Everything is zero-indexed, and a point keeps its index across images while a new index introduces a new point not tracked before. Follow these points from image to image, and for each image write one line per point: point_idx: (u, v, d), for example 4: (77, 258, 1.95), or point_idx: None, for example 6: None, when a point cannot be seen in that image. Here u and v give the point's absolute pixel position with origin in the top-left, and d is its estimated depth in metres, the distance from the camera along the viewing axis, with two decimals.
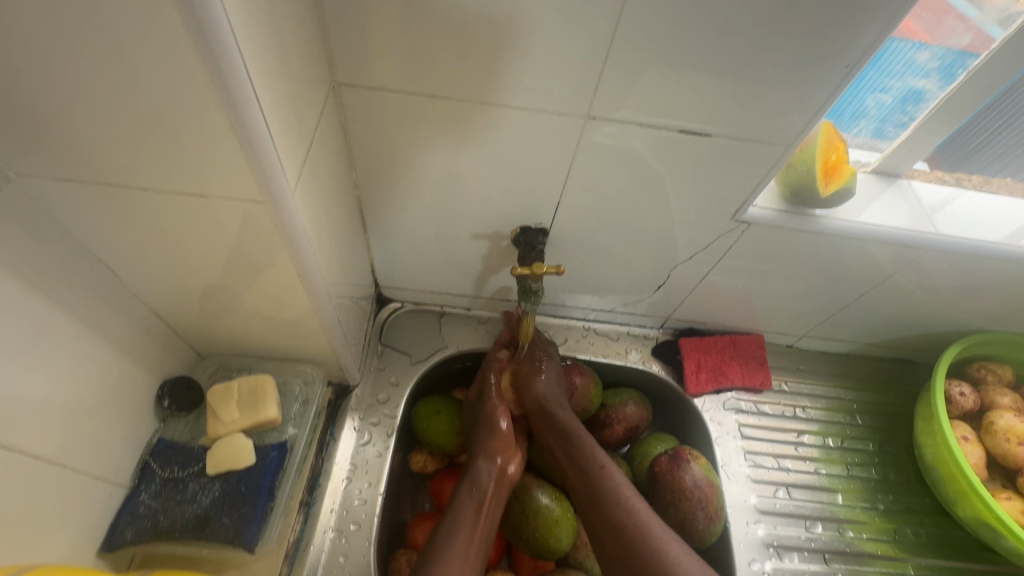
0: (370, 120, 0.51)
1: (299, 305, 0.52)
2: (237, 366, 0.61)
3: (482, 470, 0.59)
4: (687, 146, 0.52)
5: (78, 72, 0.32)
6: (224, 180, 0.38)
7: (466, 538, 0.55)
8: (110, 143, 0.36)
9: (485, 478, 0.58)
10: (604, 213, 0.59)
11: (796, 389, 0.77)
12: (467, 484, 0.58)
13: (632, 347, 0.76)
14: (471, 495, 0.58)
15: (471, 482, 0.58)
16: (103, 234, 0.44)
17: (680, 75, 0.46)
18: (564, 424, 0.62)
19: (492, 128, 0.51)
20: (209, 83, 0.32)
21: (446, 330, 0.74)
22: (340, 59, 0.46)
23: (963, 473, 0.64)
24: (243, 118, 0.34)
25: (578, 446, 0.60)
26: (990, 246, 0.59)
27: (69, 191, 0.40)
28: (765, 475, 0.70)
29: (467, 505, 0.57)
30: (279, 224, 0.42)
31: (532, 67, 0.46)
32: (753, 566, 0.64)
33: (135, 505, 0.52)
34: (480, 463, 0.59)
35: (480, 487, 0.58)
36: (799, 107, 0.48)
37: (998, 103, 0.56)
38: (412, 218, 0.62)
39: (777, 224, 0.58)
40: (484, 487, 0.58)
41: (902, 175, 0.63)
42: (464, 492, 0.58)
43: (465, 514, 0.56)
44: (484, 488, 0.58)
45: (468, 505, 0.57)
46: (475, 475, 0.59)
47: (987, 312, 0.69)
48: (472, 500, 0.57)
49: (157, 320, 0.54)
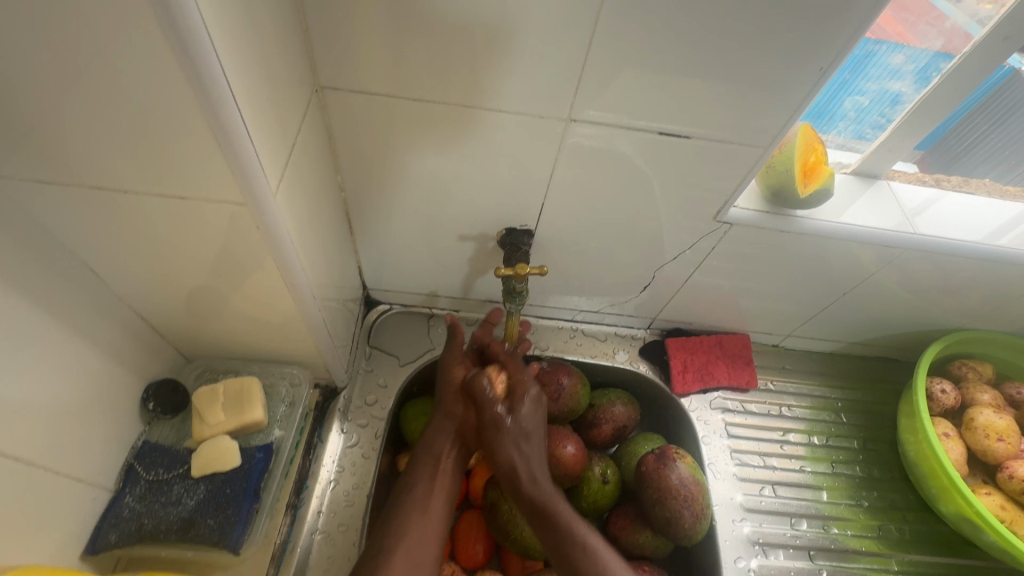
0: (354, 123, 0.51)
1: (284, 307, 0.52)
2: (224, 368, 0.62)
3: (439, 435, 0.60)
4: (669, 148, 0.52)
5: (59, 76, 0.32)
6: (206, 183, 0.39)
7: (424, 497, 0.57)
8: (91, 147, 0.36)
9: (442, 440, 0.60)
10: (590, 214, 0.60)
11: (781, 388, 0.78)
12: (424, 446, 0.60)
13: (619, 348, 0.77)
14: (427, 456, 0.59)
15: (427, 446, 0.60)
16: (86, 237, 0.44)
17: (659, 78, 0.47)
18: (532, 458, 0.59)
19: (475, 130, 0.52)
20: (189, 86, 0.32)
21: (434, 332, 0.75)
22: (324, 63, 0.47)
23: (944, 470, 0.65)
24: (223, 120, 0.34)
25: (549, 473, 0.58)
26: (968, 246, 0.60)
27: (52, 194, 0.40)
28: (751, 473, 0.71)
29: (425, 464, 0.59)
30: (262, 226, 0.42)
31: (514, 71, 0.47)
32: (739, 564, 0.65)
33: (119, 508, 0.52)
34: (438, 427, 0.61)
35: (437, 452, 0.60)
36: (777, 109, 0.48)
37: (984, 104, 0.58)
38: (398, 220, 0.62)
39: (759, 224, 0.59)
40: (440, 450, 0.60)
41: (881, 176, 0.64)
42: (421, 459, 0.59)
43: (421, 475, 0.58)
44: (438, 451, 0.60)
45: (426, 471, 0.58)
46: (432, 441, 0.60)
47: (967, 310, 0.70)
48: (427, 461, 0.59)
49: (143, 323, 0.54)
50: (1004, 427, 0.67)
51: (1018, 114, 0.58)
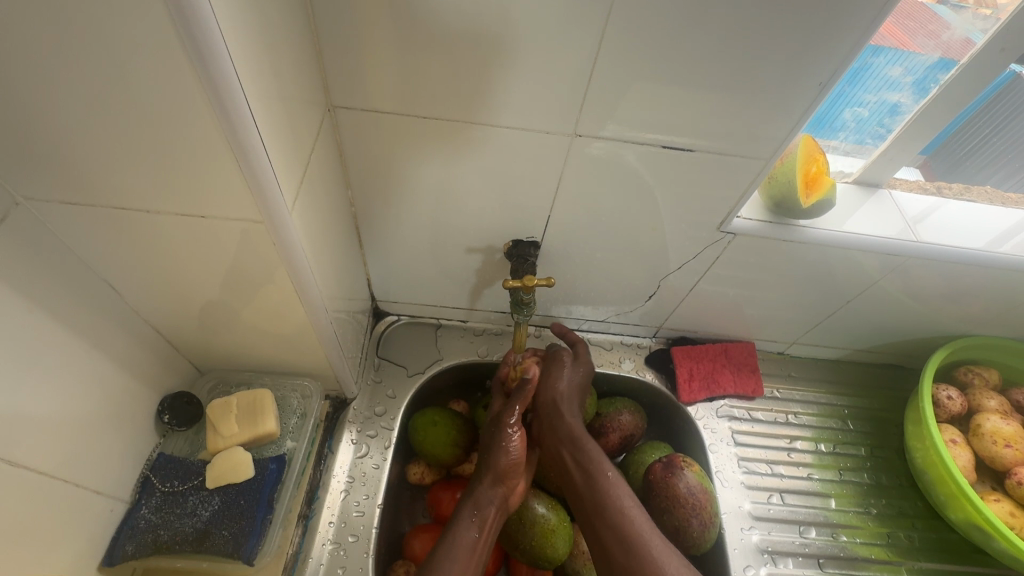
0: (364, 140, 0.53)
1: (296, 320, 0.53)
2: (236, 381, 0.63)
3: (485, 497, 0.58)
4: (672, 160, 0.53)
5: (92, 103, 0.34)
6: (225, 202, 0.40)
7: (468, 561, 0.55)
8: (114, 168, 0.38)
9: (487, 504, 0.58)
10: (595, 225, 0.61)
11: (787, 396, 0.78)
12: (468, 506, 0.58)
13: (625, 356, 0.77)
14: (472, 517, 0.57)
15: (473, 507, 0.58)
16: (108, 254, 0.45)
17: (663, 92, 0.48)
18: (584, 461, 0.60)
19: (482, 146, 0.53)
20: (210, 107, 0.34)
21: (442, 342, 0.76)
22: (336, 83, 0.48)
23: (951, 476, 0.66)
24: (243, 140, 0.36)
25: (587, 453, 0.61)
26: (971, 253, 0.60)
27: (76, 213, 0.41)
28: (759, 481, 0.71)
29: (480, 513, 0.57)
30: (278, 242, 0.43)
31: (519, 89, 0.48)
32: (748, 572, 0.65)
33: (135, 520, 0.52)
34: (483, 489, 0.58)
35: (482, 509, 0.58)
36: (777, 121, 0.50)
37: (991, 105, 0.58)
38: (407, 233, 0.63)
39: (761, 234, 0.59)
40: (485, 513, 0.57)
41: (883, 185, 0.64)
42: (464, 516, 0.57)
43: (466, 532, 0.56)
44: (485, 514, 0.57)
45: (468, 528, 0.56)
46: (478, 501, 0.58)
47: (972, 316, 0.70)
48: (472, 524, 0.57)
49: (158, 336, 0.55)
50: (1011, 433, 0.67)
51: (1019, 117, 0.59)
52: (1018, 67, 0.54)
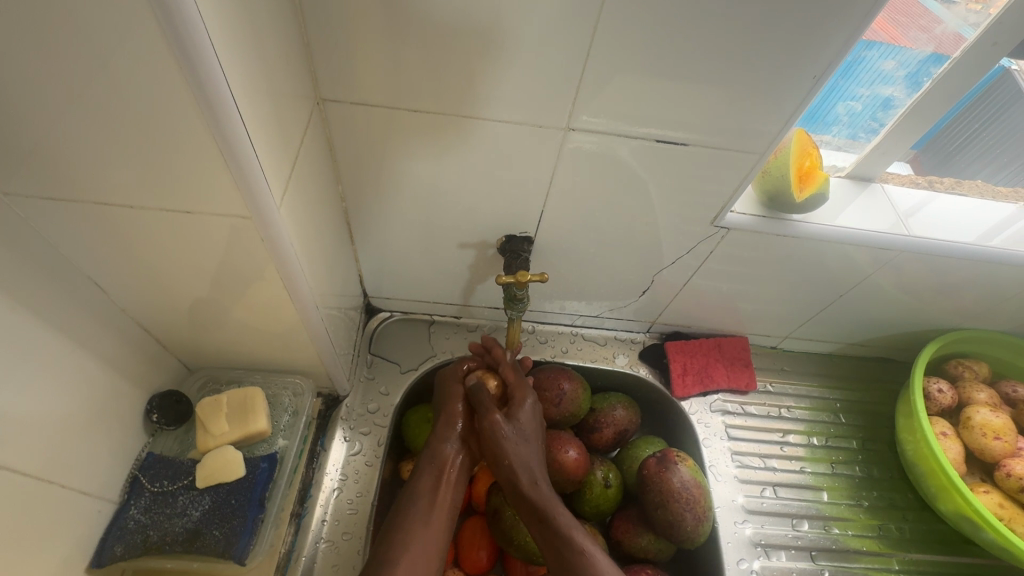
0: (353, 134, 0.52)
1: (288, 317, 0.52)
2: (226, 379, 0.62)
3: (445, 443, 0.60)
4: (667, 154, 0.53)
5: (70, 95, 0.32)
6: (211, 197, 0.39)
7: (427, 505, 0.56)
8: (96, 163, 0.37)
9: (446, 448, 0.59)
10: (589, 220, 0.60)
11: (780, 390, 0.78)
12: (428, 455, 0.59)
13: (619, 351, 0.77)
14: (432, 465, 0.59)
15: (433, 454, 0.59)
16: (93, 252, 0.44)
17: (656, 86, 0.47)
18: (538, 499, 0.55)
19: (474, 140, 0.52)
20: (194, 100, 0.33)
21: (435, 338, 0.75)
22: (326, 76, 0.47)
23: (942, 469, 0.66)
24: (229, 134, 0.35)
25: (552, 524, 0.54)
26: (963, 247, 0.61)
27: (57, 210, 0.40)
28: (752, 475, 0.71)
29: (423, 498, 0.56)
30: (267, 238, 0.43)
31: (511, 83, 0.47)
32: (741, 566, 0.65)
33: (124, 520, 0.51)
34: (441, 436, 0.60)
35: (441, 461, 0.59)
36: (771, 115, 0.49)
37: (980, 99, 0.59)
38: (398, 229, 0.62)
39: (755, 228, 0.59)
40: (444, 457, 0.59)
41: (875, 179, 0.64)
42: (425, 466, 0.58)
43: (425, 482, 0.57)
44: (443, 460, 0.59)
45: (428, 474, 0.58)
46: (437, 451, 0.59)
47: (962, 310, 0.71)
48: (432, 471, 0.58)
49: (145, 335, 0.54)
50: (1001, 426, 0.68)
51: (1006, 113, 0.60)
52: (1008, 61, 0.56)
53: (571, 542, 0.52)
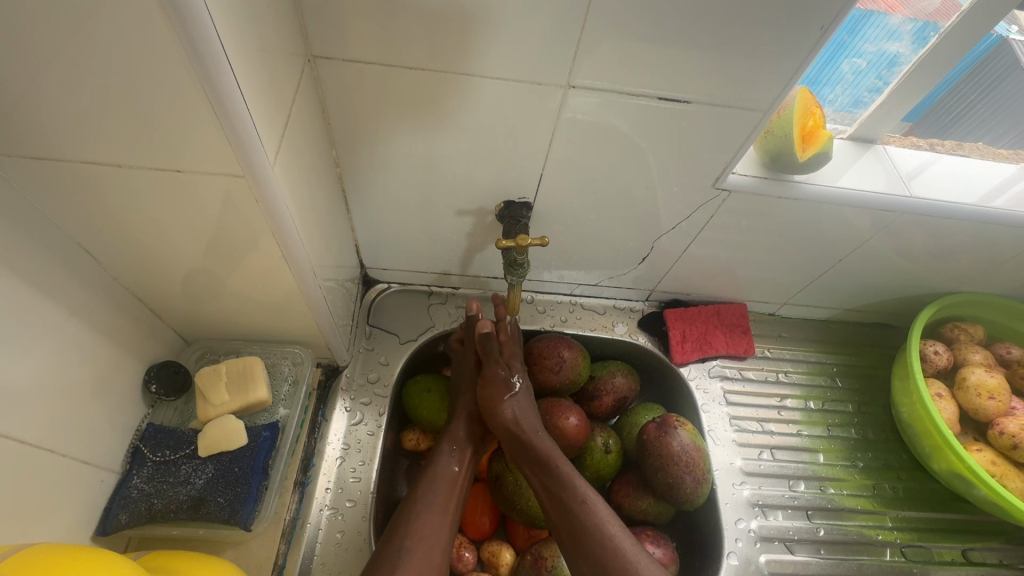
0: (346, 94, 0.50)
1: (284, 286, 0.51)
2: (224, 350, 0.61)
3: (443, 457, 0.60)
4: (669, 116, 0.52)
5: (46, 43, 0.31)
6: (203, 155, 0.38)
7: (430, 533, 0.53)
8: (80, 121, 0.35)
9: (443, 463, 0.59)
10: (588, 186, 0.59)
11: (777, 355, 0.79)
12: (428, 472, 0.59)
13: (618, 320, 0.77)
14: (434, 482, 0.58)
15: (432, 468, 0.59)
16: (81, 217, 0.43)
17: (660, 42, 0.46)
18: (542, 451, 0.58)
19: (471, 101, 0.51)
20: (179, 45, 0.31)
21: (432, 309, 0.75)
22: (316, 31, 0.45)
23: (937, 429, 0.67)
24: (219, 86, 0.33)
25: (557, 476, 0.56)
26: (966, 208, 0.60)
27: (42, 172, 0.39)
28: (750, 438, 0.72)
29: (431, 515, 0.55)
30: (261, 199, 0.41)
31: (510, 40, 0.46)
32: (740, 525, 0.67)
33: (127, 489, 0.51)
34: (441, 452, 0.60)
35: (440, 473, 0.59)
36: (777, 73, 0.48)
37: (974, 73, 0.59)
38: (395, 196, 0.61)
39: (755, 190, 0.58)
40: (443, 471, 0.59)
41: (877, 141, 0.64)
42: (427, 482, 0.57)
43: (433, 499, 0.56)
44: (447, 475, 0.59)
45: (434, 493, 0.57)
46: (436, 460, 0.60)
47: (959, 274, 0.71)
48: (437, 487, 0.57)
49: (139, 304, 0.53)
50: (995, 386, 0.69)
51: (1003, 83, 0.60)
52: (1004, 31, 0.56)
53: (575, 491, 0.55)
